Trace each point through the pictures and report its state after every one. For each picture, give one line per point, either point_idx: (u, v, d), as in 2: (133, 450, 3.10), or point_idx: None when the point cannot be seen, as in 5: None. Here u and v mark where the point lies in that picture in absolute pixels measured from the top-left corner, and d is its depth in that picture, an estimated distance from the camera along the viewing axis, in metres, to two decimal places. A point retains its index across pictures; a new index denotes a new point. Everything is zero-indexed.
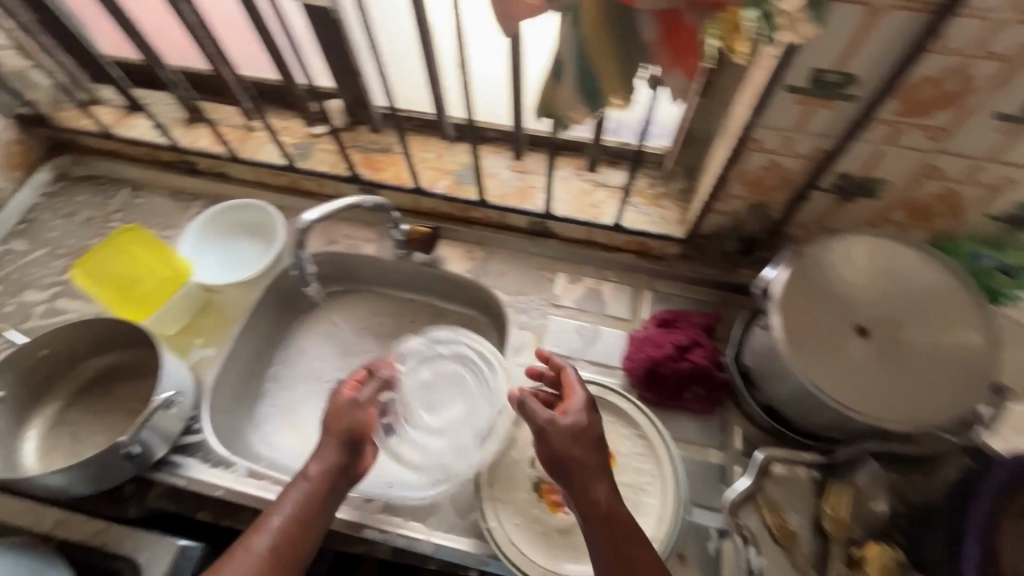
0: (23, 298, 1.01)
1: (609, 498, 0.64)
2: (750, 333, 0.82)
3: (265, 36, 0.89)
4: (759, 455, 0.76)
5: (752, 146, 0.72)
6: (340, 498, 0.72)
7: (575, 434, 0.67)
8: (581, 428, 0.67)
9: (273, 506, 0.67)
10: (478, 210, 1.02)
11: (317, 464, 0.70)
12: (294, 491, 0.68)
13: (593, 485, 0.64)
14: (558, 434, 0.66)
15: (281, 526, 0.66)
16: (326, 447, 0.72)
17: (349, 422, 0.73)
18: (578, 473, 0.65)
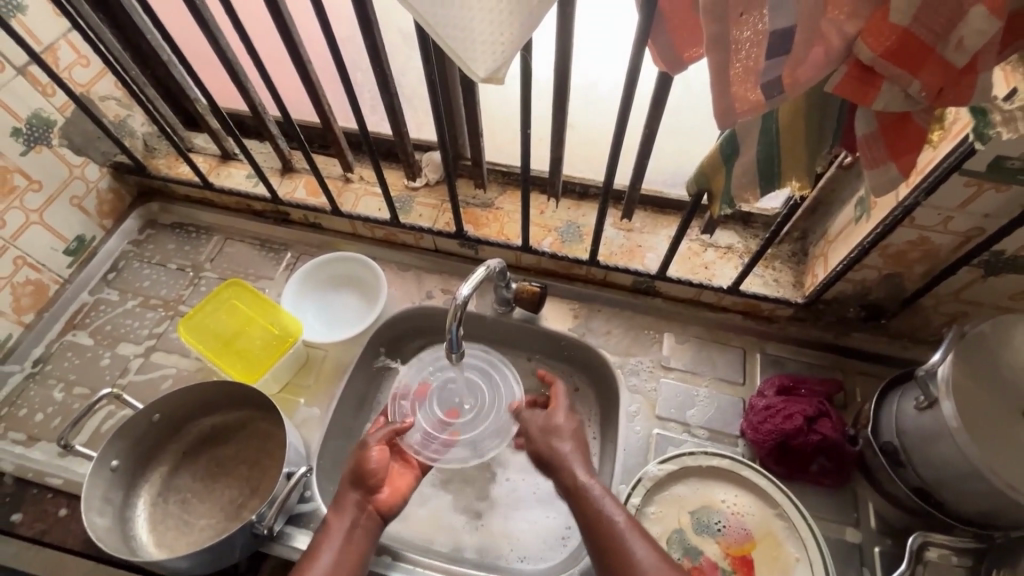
0: (119, 351, 0.99)
1: (583, 479, 0.71)
2: (891, 406, 0.79)
3: (392, 100, 0.89)
4: (914, 539, 0.74)
5: (904, 223, 0.71)
6: (370, 535, 0.73)
7: (546, 428, 0.79)
8: (548, 423, 0.79)
9: (306, 560, 0.69)
10: (582, 268, 1.00)
11: (337, 511, 0.74)
12: (326, 542, 0.70)
13: (567, 465, 0.73)
14: (535, 437, 0.78)
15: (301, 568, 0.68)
16: (346, 493, 0.75)
17: (358, 459, 0.77)
18: (553, 465, 0.75)
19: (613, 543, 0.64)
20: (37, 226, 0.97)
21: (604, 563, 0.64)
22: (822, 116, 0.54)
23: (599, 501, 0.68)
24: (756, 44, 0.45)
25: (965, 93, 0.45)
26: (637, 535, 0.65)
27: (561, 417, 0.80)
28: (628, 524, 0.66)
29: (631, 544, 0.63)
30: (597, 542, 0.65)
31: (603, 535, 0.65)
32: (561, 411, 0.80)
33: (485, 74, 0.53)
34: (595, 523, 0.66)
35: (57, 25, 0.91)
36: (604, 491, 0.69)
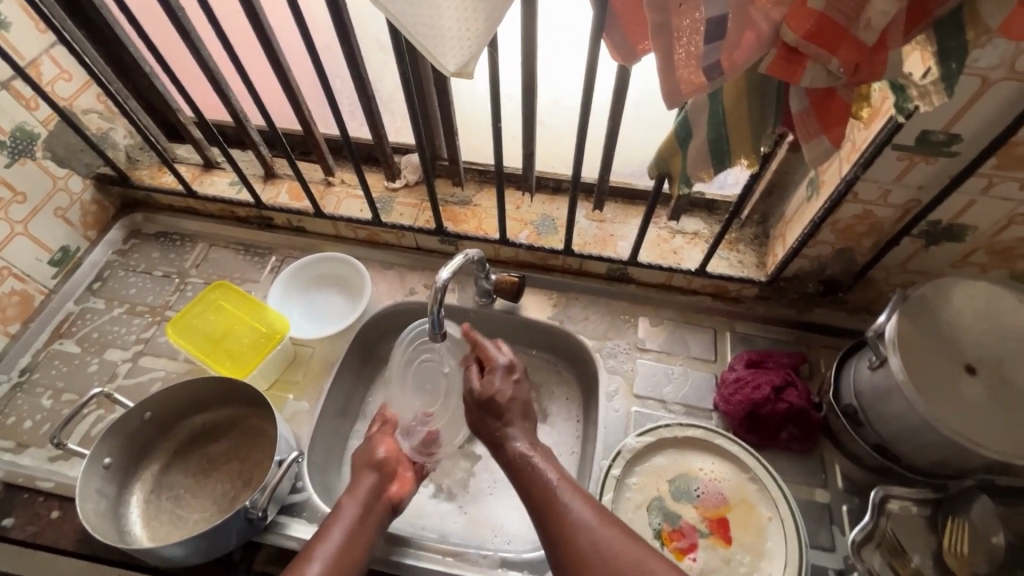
0: (107, 357, 1.01)
1: (524, 450, 0.76)
2: (849, 371, 0.85)
3: (369, 102, 0.93)
4: (876, 493, 0.79)
5: (849, 197, 0.78)
6: (381, 522, 0.76)
7: (485, 399, 0.80)
8: (483, 392, 0.80)
9: (315, 538, 0.71)
10: (558, 258, 1.05)
11: (350, 495, 0.76)
12: (335, 524, 0.72)
13: (506, 440, 0.77)
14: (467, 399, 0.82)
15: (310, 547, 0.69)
16: (360, 479, 0.78)
17: (370, 451, 0.81)
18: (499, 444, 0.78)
19: (551, 504, 0.68)
20: (22, 237, 0.98)
21: (544, 526, 0.68)
22: (762, 97, 0.60)
23: (536, 468, 0.73)
24: (695, 31, 0.51)
25: (879, 68, 0.51)
26: (573, 494, 0.69)
27: (499, 383, 0.81)
28: (563, 485, 0.70)
29: (566, 502, 0.68)
30: (537, 507, 0.69)
31: (540, 494, 0.70)
32: (497, 376, 0.81)
33: (455, 68, 0.58)
34: (533, 487, 0.71)
35: (40, 41, 0.94)
36: (540, 457, 0.74)
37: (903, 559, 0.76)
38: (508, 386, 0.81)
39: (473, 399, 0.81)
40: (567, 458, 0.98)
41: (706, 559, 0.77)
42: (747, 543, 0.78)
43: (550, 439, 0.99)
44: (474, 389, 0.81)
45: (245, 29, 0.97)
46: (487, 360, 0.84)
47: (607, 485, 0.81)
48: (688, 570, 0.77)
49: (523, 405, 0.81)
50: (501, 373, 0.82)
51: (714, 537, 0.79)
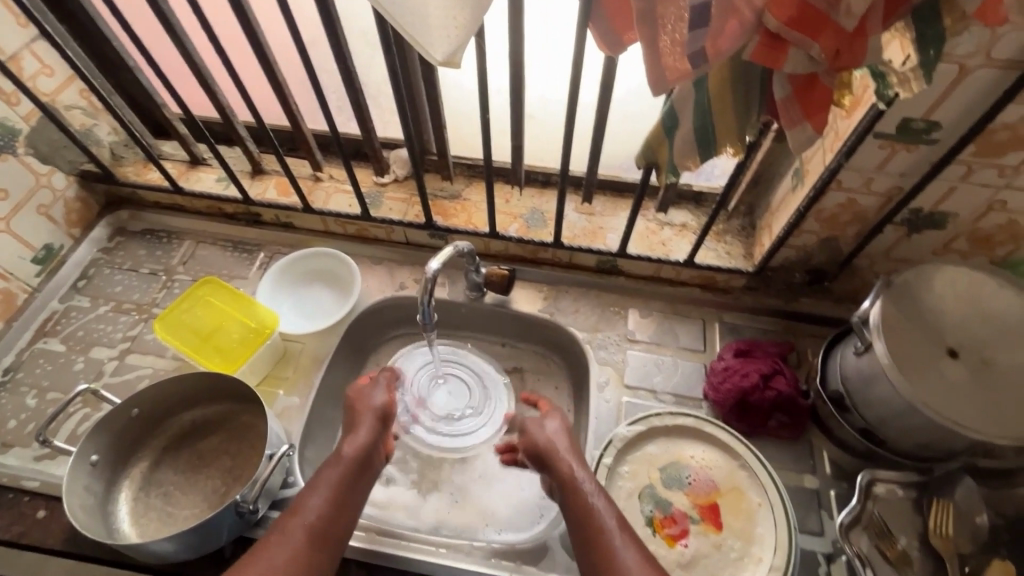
0: (93, 355, 1.00)
1: (578, 477, 0.72)
2: (836, 358, 0.86)
3: (358, 96, 0.92)
4: (863, 476, 0.80)
5: (833, 186, 0.79)
6: (372, 469, 0.75)
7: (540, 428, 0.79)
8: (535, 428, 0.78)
9: (308, 486, 0.70)
10: (548, 251, 1.05)
11: (349, 436, 0.75)
12: (327, 470, 0.71)
13: (562, 462, 0.74)
14: (528, 431, 0.79)
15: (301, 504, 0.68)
16: (356, 432, 0.76)
17: (369, 398, 0.80)
18: (547, 462, 0.75)
19: (601, 546, 0.65)
20: (4, 235, 0.97)
21: (589, 561, 0.66)
22: (746, 85, 0.61)
23: (590, 499, 0.69)
24: (680, 18, 0.52)
25: (859, 54, 0.51)
26: (625, 538, 0.66)
27: (555, 427, 0.78)
28: (618, 528, 0.67)
29: (619, 547, 0.65)
30: (586, 541, 0.67)
31: (592, 530, 0.67)
32: (550, 421, 0.79)
33: (443, 57, 0.58)
34: (584, 521, 0.68)
35: (21, 36, 0.93)
36: (596, 488, 0.71)
37: (890, 542, 0.78)
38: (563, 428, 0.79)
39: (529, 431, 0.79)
40: None
41: (698, 546, 0.78)
42: (737, 528, 0.79)
43: None
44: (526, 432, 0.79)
45: (234, 35, 0.96)
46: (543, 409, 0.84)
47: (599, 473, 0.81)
48: (680, 556, 0.77)
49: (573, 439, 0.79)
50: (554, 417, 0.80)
51: (705, 523, 0.80)
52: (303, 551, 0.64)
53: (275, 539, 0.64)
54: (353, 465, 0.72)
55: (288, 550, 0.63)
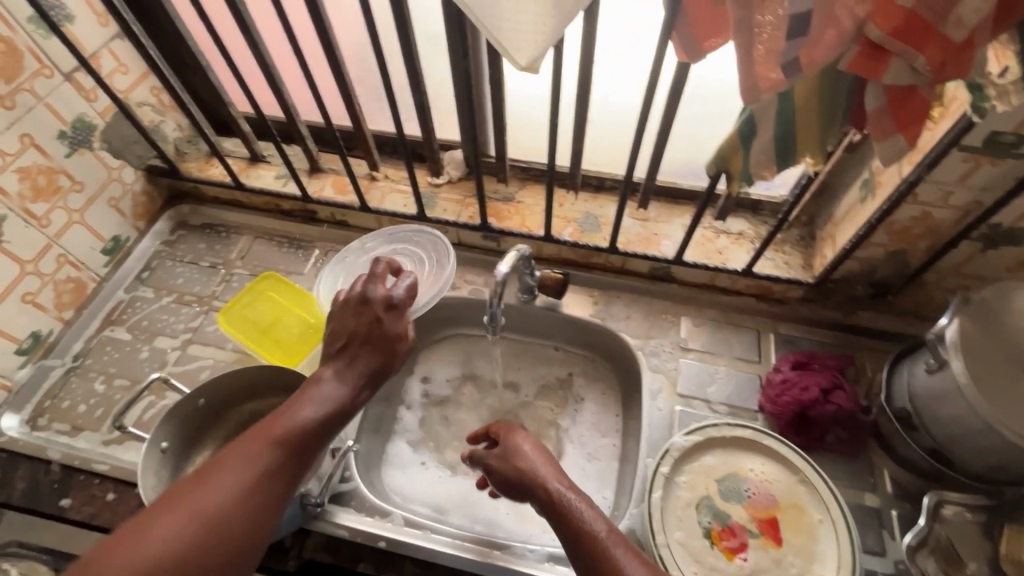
0: (157, 344, 1.03)
1: (559, 491, 0.67)
2: (902, 374, 0.84)
3: (422, 97, 0.94)
4: (930, 497, 0.79)
5: (908, 199, 0.77)
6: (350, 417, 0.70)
7: (506, 457, 0.74)
8: (505, 454, 0.74)
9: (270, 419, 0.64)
10: (601, 256, 1.05)
11: (346, 372, 0.71)
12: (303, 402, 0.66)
13: (539, 480, 0.69)
14: (495, 468, 0.74)
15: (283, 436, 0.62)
16: (349, 380, 0.70)
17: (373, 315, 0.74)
18: (523, 483, 0.70)
19: (599, 559, 0.59)
20: (79, 226, 1.01)
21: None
22: (833, 97, 0.60)
23: (577, 510, 0.64)
24: (776, 28, 0.51)
25: (964, 66, 0.51)
26: (622, 547, 0.60)
27: (524, 447, 0.74)
28: (609, 536, 0.61)
29: (618, 556, 0.59)
30: (578, 556, 0.61)
31: (579, 539, 0.62)
32: (519, 438, 0.75)
33: (526, 61, 0.58)
34: (575, 533, 0.62)
35: (101, 34, 0.96)
36: (580, 497, 0.66)
37: (958, 567, 0.76)
38: (532, 444, 0.74)
39: (500, 456, 0.75)
40: (609, 455, 0.98)
41: (757, 560, 0.77)
42: (798, 544, 0.78)
43: (591, 436, 1.00)
44: (494, 466, 0.75)
45: (308, 34, 0.95)
46: (500, 434, 0.78)
47: (655, 482, 0.81)
48: (739, 570, 0.76)
49: (545, 451, 0.74)
50: (519, 435, 0.76)
51: (765, 538, 0.78)
52: (248, 493, 0.57)
53: (224, 471, 0.57)
54: (333, 415, 0.67)
55: (232, 485, 0.57)
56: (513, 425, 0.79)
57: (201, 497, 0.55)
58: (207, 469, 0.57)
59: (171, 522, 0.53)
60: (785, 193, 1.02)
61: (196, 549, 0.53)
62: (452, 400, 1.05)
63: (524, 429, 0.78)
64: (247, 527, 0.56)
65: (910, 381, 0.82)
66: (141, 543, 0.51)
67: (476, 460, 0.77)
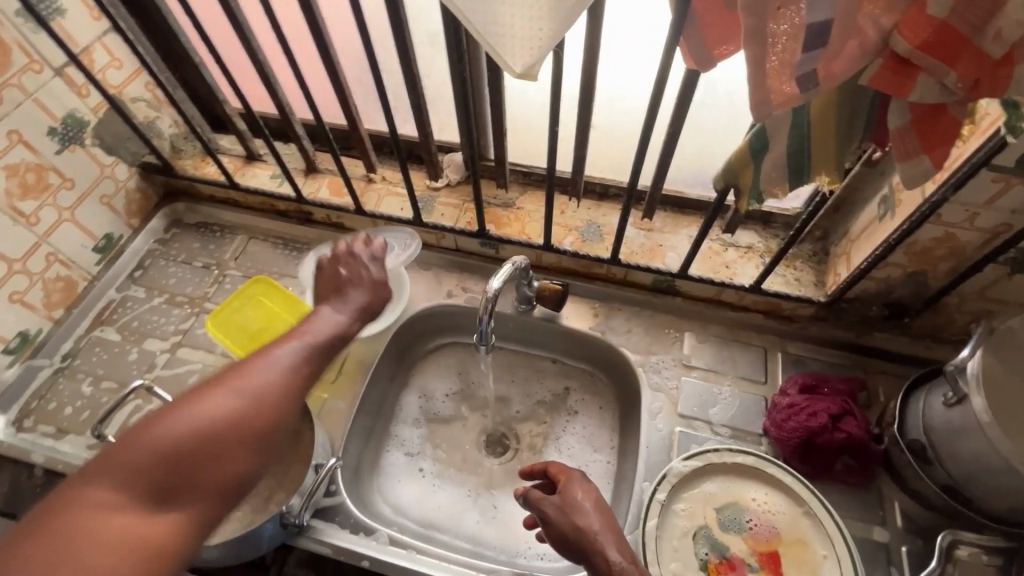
0: (146, 346, 1.01)
1: (620, 566, 0.61)
2: (917, 404, 0.79)
3: (419, 99, 0.90)
4: (942, 536, 0.75)
5: (931, 220, 0.72)
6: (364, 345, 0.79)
7: (564, 507, 0.68)
8: (564, 506, 0.68)
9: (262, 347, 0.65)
10: (603, 267, 1.01)
11: (332, 307, 0.74)
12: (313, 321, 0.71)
13: (597, 546, 0.63)
14: (552, 518, 0.67)
15: (307, 341, 0.67)
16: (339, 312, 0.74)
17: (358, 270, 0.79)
18: (580, 546, 0.64)
19: None
20: (69, 224, 0.99)
21: None
22: (852, 112, 0.55)
23: None
24: (793, 37, 0.46)
25: (1001, 85, 0.46)
26: None
27: (584, 502, 0.68)
28: None
29: None
30: None
31: None
32: (578, 489, 0.70)
33: (522, 68, 0.54)
34: None
35: (93, 28, 0.94)
36: None
37: None
38: (592, 499, 0.68)
39: (557, 509, 0.67)
40: (603, 473, 0.95)
41: None
42: None
43: (585, 452, 0.97)
44: (550, 515, 0.67)
45: (304, 33, 0.92)
46: (561, 482, 0.71)
47: (651, 510, 0.77)
48: None
49: (602, 507, 0.68)
50: (579, 486, 0.70)
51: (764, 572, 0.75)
52: (261, 391, 0.60)
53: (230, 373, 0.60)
54: (339, 335, 0.71)
55: (243, 385, 0.59)
56: (573, 473, 0.72)
57: (239, 380, 0.59)
58: (239, 364, 0.62)
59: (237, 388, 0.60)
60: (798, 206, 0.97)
61: (237, 420, 0.56)
62: (445, 412, 1.02)
63: (582, 478, 0.72)
64: (285, 405, 0.61)
65: (924, 412, 0.77)
66: (197, 409, 0.55)
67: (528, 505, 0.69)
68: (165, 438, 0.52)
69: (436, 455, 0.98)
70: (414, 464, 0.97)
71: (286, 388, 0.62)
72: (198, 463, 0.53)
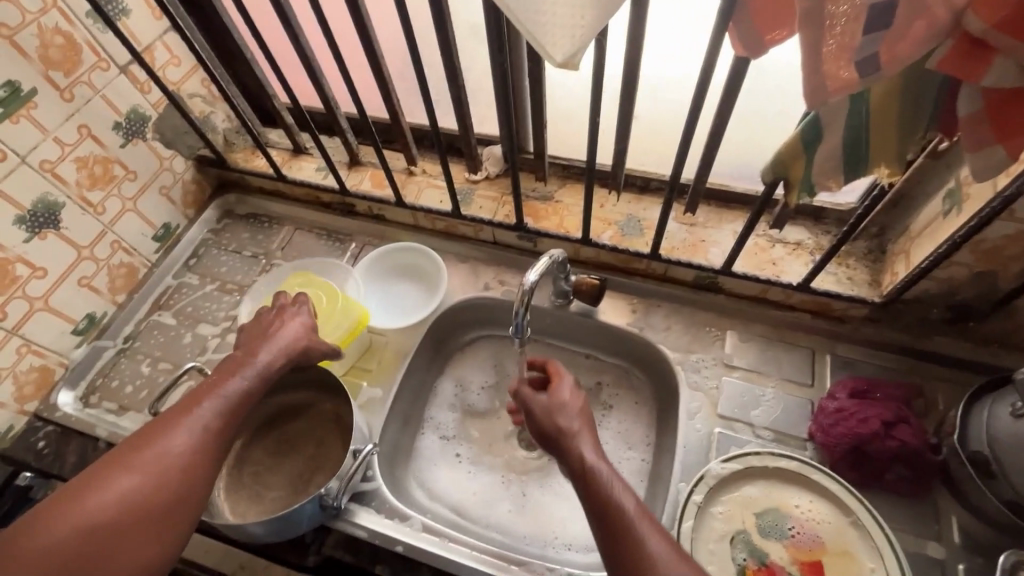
0: (198, 331, 1.07)
1: (590, 461, 0.63)
2: (979, 414, 0.74)
3: (460, 92, 0.90)
4: (1005, 556, 0.69)
5: (1003, 216, 0.67)
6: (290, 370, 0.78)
7: (549, 405, 0.71)
8: (550, 400, 0.72)
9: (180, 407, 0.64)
10: (642, 262, 0.99)
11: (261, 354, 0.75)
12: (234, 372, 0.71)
13: (573, 442, 0.66)
14: (536, 414, 0.71)
15: (221, 401, 0.66)
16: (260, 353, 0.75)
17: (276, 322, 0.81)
18: (557, 440, 0.67)
19: (624, 532, 0.56)
20: (131, 214, 1.05)
21: (613, 553, 0.56)
22: (918, 99, 0.52)
23: (609, 485, 0.60)
24: (853, 19, 0.44)
25: None
26: (648, 523, 0.56)
27: (565, 394, 0.72)
28: (638, 511, 0.57)
29: (645, 534, 0.55)
30: (604, 531, 0.57)
31: (609, 515, 0.58)
32: (563, 384, 0.74)
33: (562, 57, 0.53)
34: (604, 507, 0.58)
35: (155, 27, 0.99)
36: (613, 473, 0.62)
37: None
38: (576, 397, 0.73)
39: (540, 406, 0.71)
40: (637, 470, 0.93)
41: None
42: None
43: (619, 449, 0.95)
44: (539, 408, 0.71)
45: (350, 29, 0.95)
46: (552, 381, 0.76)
47: (687, 510, 0.75)
48: None
49: (583, 409, 0.72)
50: (565, 384, 0.74)
51: None
52: (169, 462, 0.59)
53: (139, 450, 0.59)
54: (256, 384, 0.71)
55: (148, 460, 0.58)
56: (560, 372, 0.76)
57: (141, 460, 0.58)
58: (145, 436, 0.60)
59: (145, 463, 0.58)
60: (853, 201, 0.92)
61: (126, 508, 0.55)
62: (480, 403, 1.03)
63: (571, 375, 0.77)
64: (196, 472, 0.61)
65: (987, 422, 0.72)
66: (93, 499, 0.54)
67: (518, 400, 0.74)
68: (50, 543, 0.51)
69: (470, 442, 0.99)
70: (448, 449, 0.98)
71: (192, 460, 0.61)
72: (93, 558, 0.53)
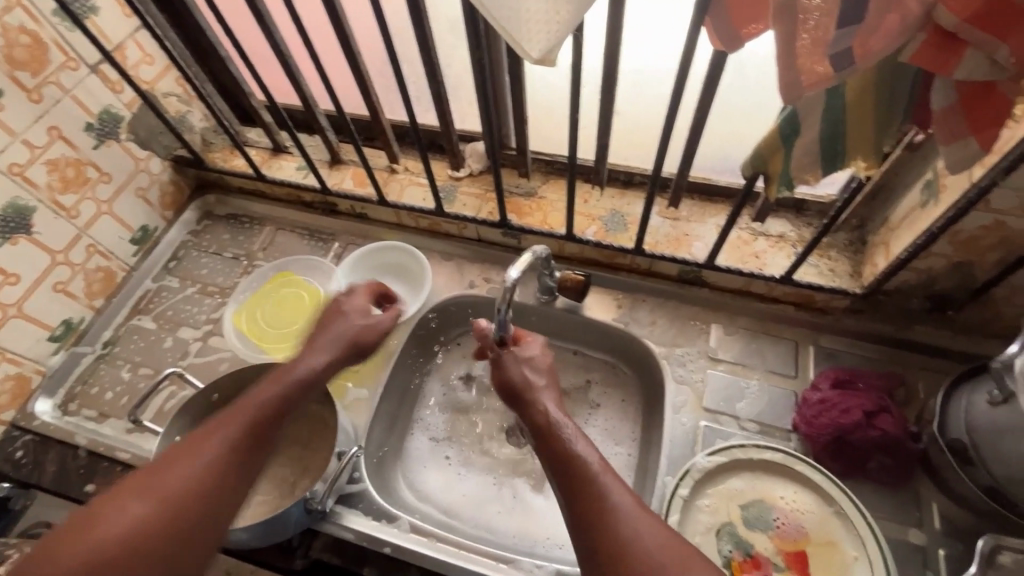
0: (179, 335, 1.05)
1: (555, 417, 0.65)
2: (957, 402, 0.75)
3: (440, 89, 0.89)
4: (983, 541, 0.70)
5: (979, 207, 0.67)
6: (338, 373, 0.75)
7: (519, 358, 0.74)
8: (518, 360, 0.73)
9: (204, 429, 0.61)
10: (627, 257, 0.99)
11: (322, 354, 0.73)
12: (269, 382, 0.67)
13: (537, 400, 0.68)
14: (501, 370, 0.72)
15: (246, 419, 0.62)
16: (305, 359, 0.71)
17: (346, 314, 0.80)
18: (522, 397, 0.69)
19: (585, 483, 0.57)
20: (107, 217, 1.02)
21: (570, 502, 0.57)
22: (892, 93, 0.52)
23: (570, 439, 0.61)
24: (826, 13, 0.44)
25: None
26: (610, 475, 0.58)
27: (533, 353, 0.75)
28: (601, 466, 0.59)
29: (607, 485, 0.56)
30: (564, 482, 0.58)
31: (571, 468, 0.59)
32: (531, 347, 0.76)
33: (539, 54, 0.53)
34: (566, 461, 0.59)
35: (125, 26, 0.96)
36: (577, 431, 0.63)
37: None
38: (543, 358, 0.75)
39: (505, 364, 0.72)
40: (624, 465, 0.93)
41: None
42: None
43: (607, 444, 0.95)
44: (505, 368, 0.72)
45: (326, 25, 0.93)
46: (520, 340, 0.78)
47: (673, 504, 0.76)
48: None
49: (548, 370, 0.74)
50: (534, 347, 0.76)
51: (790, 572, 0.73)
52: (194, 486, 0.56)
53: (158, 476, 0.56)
54: (293, 391, 0.67)
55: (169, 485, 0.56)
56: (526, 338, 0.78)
57: (155, 485, 0.56)
58: (167, 461, 0.58)
59: (166, 485, 0.56)
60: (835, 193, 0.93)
61: (137, 537, 0.52)
62: (468, 401, 1.02)
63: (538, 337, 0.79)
64: (217, 494, 0.57)
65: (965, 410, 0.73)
66: (112, 525, 0.52)
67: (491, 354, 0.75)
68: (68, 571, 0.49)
69: (458, 443, 0.98)
70: (437, 450, 0.98)
71: (212, 482, 0.57)
72: None
